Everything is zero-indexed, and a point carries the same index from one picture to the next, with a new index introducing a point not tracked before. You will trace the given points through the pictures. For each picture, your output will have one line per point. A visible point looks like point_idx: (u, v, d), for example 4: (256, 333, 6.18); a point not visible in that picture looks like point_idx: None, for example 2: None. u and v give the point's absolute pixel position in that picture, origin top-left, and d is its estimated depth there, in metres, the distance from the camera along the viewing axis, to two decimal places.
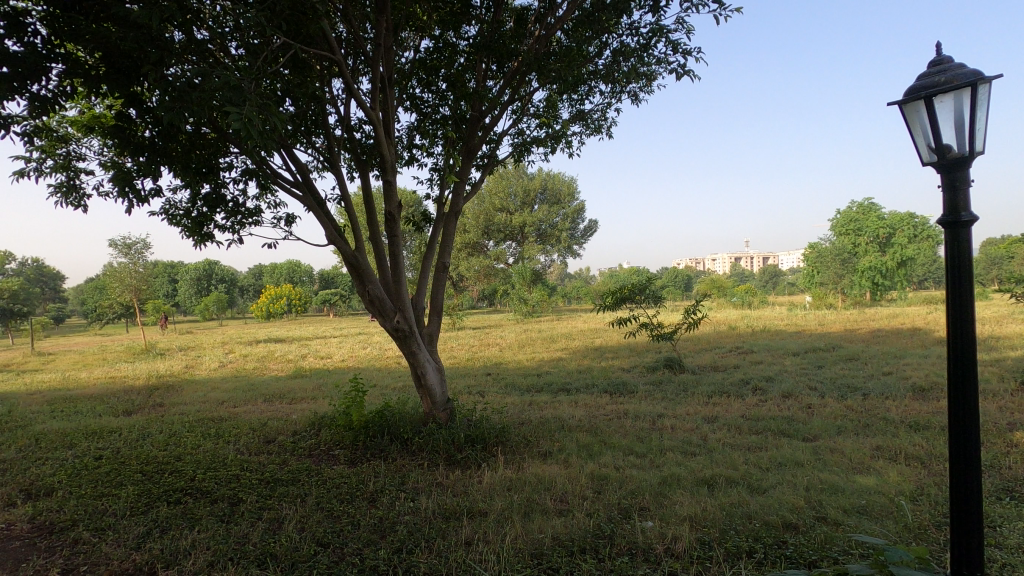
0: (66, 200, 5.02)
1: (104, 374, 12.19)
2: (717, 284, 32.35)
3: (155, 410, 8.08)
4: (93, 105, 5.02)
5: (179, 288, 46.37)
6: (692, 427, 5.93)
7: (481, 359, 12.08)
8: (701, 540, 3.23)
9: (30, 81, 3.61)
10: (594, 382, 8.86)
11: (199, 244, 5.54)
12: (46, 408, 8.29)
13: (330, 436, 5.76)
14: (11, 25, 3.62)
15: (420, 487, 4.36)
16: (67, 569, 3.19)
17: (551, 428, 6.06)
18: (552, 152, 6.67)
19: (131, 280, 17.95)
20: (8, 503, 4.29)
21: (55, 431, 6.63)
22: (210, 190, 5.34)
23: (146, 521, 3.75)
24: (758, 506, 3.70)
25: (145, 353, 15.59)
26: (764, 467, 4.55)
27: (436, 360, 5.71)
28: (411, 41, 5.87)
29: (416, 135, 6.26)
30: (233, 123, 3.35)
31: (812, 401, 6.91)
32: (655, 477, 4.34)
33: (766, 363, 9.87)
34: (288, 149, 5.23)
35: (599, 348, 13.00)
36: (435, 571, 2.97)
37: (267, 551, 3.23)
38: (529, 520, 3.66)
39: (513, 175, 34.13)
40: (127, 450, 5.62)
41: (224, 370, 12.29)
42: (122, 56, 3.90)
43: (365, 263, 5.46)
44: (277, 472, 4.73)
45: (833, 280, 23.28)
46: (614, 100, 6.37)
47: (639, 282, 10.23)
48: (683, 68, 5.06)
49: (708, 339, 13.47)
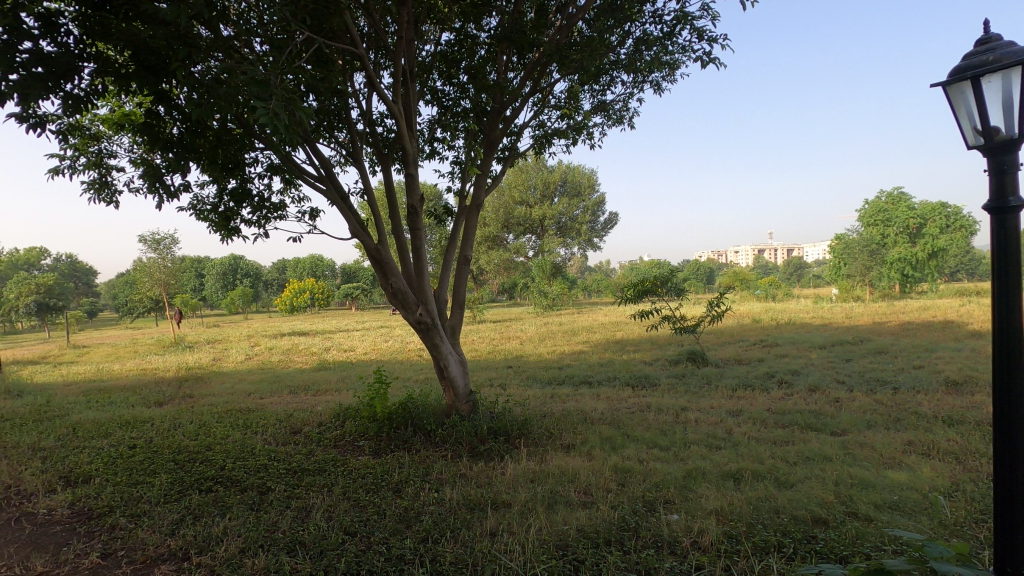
0: (99, 196, 5.18)
1: (136, 366, 12.54)
2: (740, 276, 31.72)
3: (185, 401, 8.30)
4: (123, 104, 5.15)
5: (207, 282, 47.48)
6: (716, 421, 5.88)
7: (502, 352, 12.11)
8: (728, 534, 3.20)
9: (64, 80, 3.71)
10: (616, 375, 8.80)
11: (226, 239, 5.65)
12: (82, 398, 8.57)
13: (355, 427, 5.83)
14: (45, 26, 3.71)
15: (444, 478, 4.39)
16: (106, 553, 3.31)
17: (574, 420, 6.07)
18: (573, 144, 6.64)
19: (160, 275, 18.44)
20: (48, 490, 4.45)
21: (91, 420, 6.86)
22: (236, 185, 5.42)
23: (179, 508, 3.84)
24: (787, 500, 3.64)
25: (174, 346, 16.00)
26: (791, 461, 4.49)
27: (459, 352, 5.73)
28: (432, 34, 5.89)
29: (437, 127, 6.26)
30: (261, 118, 3.38)
31: (840, 394, 6.78)
32: (680, 470, 4.31)
33: (792, 356, 9.71)
34: (311, 144, 5.27)
35: (621, 341, 12.98)
36: (460, 560, 2.99)
37: (296, 539, 3.29)
38: (554, 511, 3.67)
39: (532, 168, 34.11)
40: (160, 439, 5.78)
41: (251, 362, 12.54)
42: (151, 54, 3.95)
43: (388, 257, 5.48)
44: (304, 462, 4.81)
45: (861, 272, 22.21)
46: (637, 90, 6.31)
47: (662, 274, 10.11)
48: (709, 55, 4.96)
49: (732, 332, 13.29)
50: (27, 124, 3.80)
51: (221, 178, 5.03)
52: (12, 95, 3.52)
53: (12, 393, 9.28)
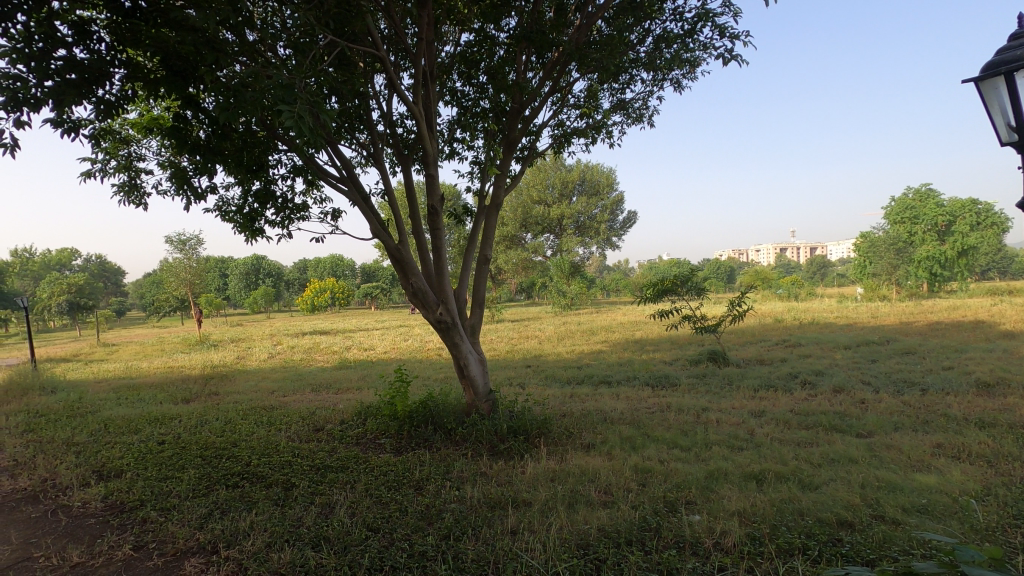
0: (129, 199, 5.32)
1: (163, 363, 12.86)
2: (762, 275, 31.22)
3: (210, 398, 8.48)
4: (151, 108, 5.28)
5: (230, 282, 48.40)
6: (738, 421, 5.81)
7: (521, 351, 12.12)
8: (751, 535, 3.17)
9: (96, 86, 3.83)
10: (636, 375, 8.77)
11: (250, 239, 5.76)
12: (112, 395, 8.82)
13: (376, 425, 5.90)
14: (78, 34, 3.83)
15: (465, 476, 4.42)
16: (138, 545, 3.41)
17: (593, 420, 6.05)
18: (592, 143, 6.62)
19: (186, 275, 18.86)
20: (83, 483, 4.59)
21: (121, 417, 7.05)
22: (261, 186, 5.52)
23: (207, 503, 3.94)
24: (811, 503, 3.59)
25: (200, 344, 16.34)
26: (815, 463, 4.43)
27: (478, 351, 5.75)
28: (452, 35, 5.92)
29: (456, 128, 6.30)
30: (287, 122, 3.45)
31: (866, 395, 6.67)
32: (701, 471, 4.28)
33: (816, 356, 9.56)
34: (333, 145, 5.35)
35: (640, 340, 12.91)
36: (481, 558, 3.02)
37: (321, 534, 3.35)
38: (574, 511, 3.67)
39: (550, 167, 34.05)
40: (187, 435, 5.93)
41: (275, 361, 12.76)
42: (179, 59, 4.05)
43: (408, 256, 5.54)
44: (327, 459, 4.89)
45: (887, 271, 21.67)
46: (656, 88, 6.27)
47: (682, 274, 10.02)
48: (731, 52, 4.90)
49: (754, 332, 13.11)
50: (62, 129, 3.93)
51: (246, 180, 5.13)
52: (48, 101, 3.65)
53: (47, 390, 9.60)
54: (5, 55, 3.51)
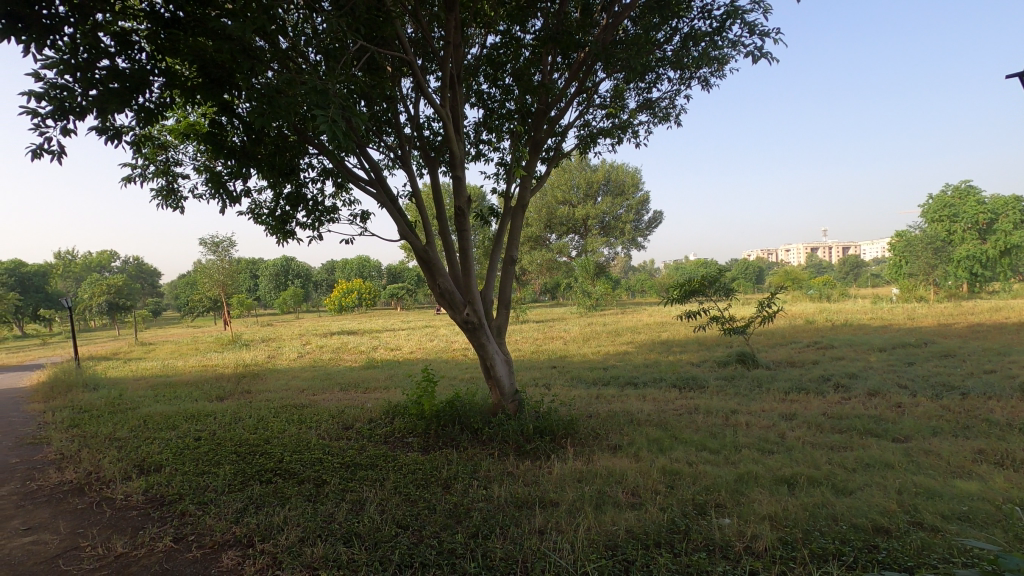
0: (166, 202, 5.51)
1: (198, 362, 13.23)
2: (793, 275, 30.61)
3: (243, 396, 8.71)
4: (188, 114, 5.46)
5: (261, 283, 49.51)
6: (768, 424, 5.71)
7: (546, 352, 12.13)
8: (783, 540, 3.12)
9: (137, 94, 3.98)
10: (662, 376, 8.69)
11: (282, 241, 5.91)
12: (150, 392, 9.13)
13: (403, 423, 5.98)
14: (121, 44, 3.99)
15: (492, 476, 4.45)
16: (177, 537, 3.53)
17: (620, 421, 6.02)
18: (618, 143, 6.60)
19: (219, 276, 19.37)
20: (125, 477, 4.76)
21: (159, 413, 7.29)
22: (292, 190, 5.66)
23: (243, 497, 4.05)
24: (845, 508, 3.52)
25: (232, 344, 16.77)
26: (849, 468, 4.33)
27: (504, 352, 5.79)
28: (478, 37, 5.96)
29: (482, 129, 6.35)
30: (321, 126, 3.52)
31: (902, 399, 6.48)
32: (731, 474, 4.23)
33: (849, 358, 9.33)
34: (362, 149, 5.44)
35: (667, 341, 12.78)
36: (510, 556, 3.04)
37: (352, 531, 3.42)
38: (602, 511, 3.67)
39: (575, 167, 33.94)
40: (222, 432, 6.10)
41: (304, 360, 13.00)
42: (216, 67, 4.17)
43: (435, 257, 5.59)
44: (357, 457, 4.98)
45: (924, 271, 21.00)
46: (683, 87, 6.22)
47: (709, 274, 9.86)
48: (761, 50, 4.83)
49: (784, 333, 12.86)
50: (105, 137, 4.10)
51: (278, 183, 5.26)
52: (92, 110, 3.82)
53: (90, 386, 9.98)
54: (54, 66, 3.67)
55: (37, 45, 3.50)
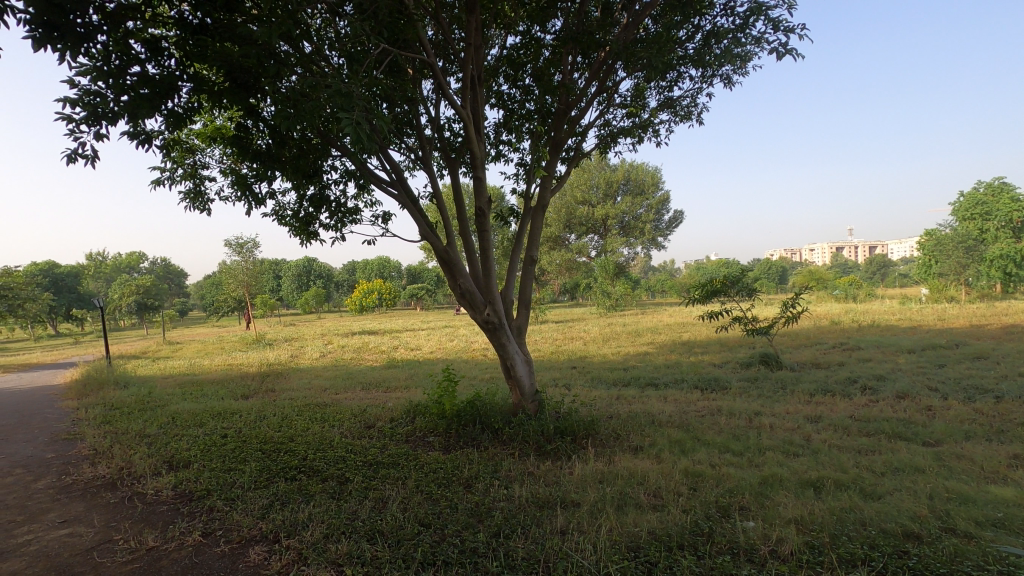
0: (194, 205, 5.64)
1: (224, 361, 13.51)
2: (818, 275, 30.01)
3: (268, 394, 8.87)
4: (215, 118, 5.58)
5: (284, 284, 50.34)
6: (793, 427, 5.62)
7: (566, 352, 12.12)
8: (810, 544, 3.07)
9: (166, 99, 4.09)
10: (684, 377, 8.60)
11: (305, 242, 6.00)
12: (178, 390, 9.35)
13: (425, 423, 6.01)
14: (151, 50, 4.10)
15: (513, 476, 4.46)
16: (206, 532, 3.61)
17: (641, 422, 5.97)
18: (639, 142, 6.56)
19: (243, 277, 19.74)
20: (155, 472, 4.89)
21: (187, 411, 7.46)
22: (316, 192, 5.74)
23: (268, 494, 4.12)
24: (874, 512, 3.45)
25: (256, 343, 17.09)
26: (878, 472, 4.24)
27: (524, 352, 5.79)
28: (498, 38, 5.98)
29: (502, 130, 6.37)
30: (346, 128, 3.58)
31: (933, 402, 6.31)
32: (755, 476, 4.17)
33: (877, 360, 9.12)
34: (384, 150, 5.49)
35: (688, 342, 12.65)
36: (532, 556, 3.04)
37: (375, 528, 3.46)
38: (623, 512, 3.65)
39: (595, 167, 33.81)
40: (248, 429, 6.22)
41: (326, 360, 13.17)
42: (242, 71, 4.26)
43: (456, 258, 5.61)
44: (379, 456, 5.02)
45: (956, 271, 20.45)
46: (706, 85, 6.15)
47: (731, 274, 9.73)
48: (785, 46, 4.75)
49: (809, 334, 12.64)
50: (136, 141, 4.21)
51: (302, 185, 5.34)
52: (124, 115, 3.93)
53: (120, 384, 10.27)
54: (87, 73, 3.79)
55: (71, 53, 3.62)
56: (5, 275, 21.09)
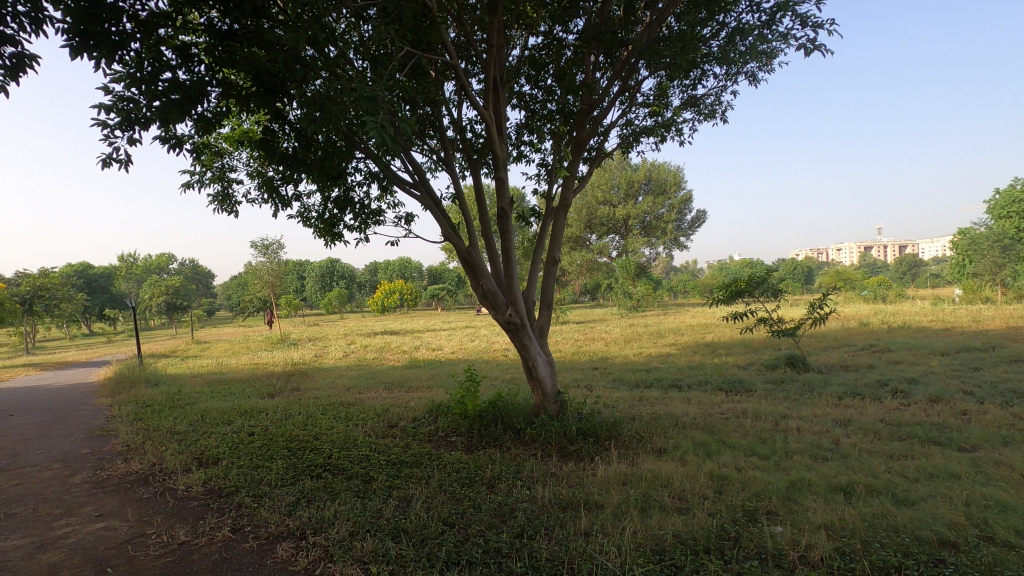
0: (222, 207, 5.76)
1: (249, 360, 13.77)
2: (845, 275, 29.35)
3: (293, 393, 9.01)
4: (242, 122, 5.69)
5: (307, 284, 51.14)
6: (821, 430, 5.51)
7: (587, 353, 12.06)
8: (840, 550, 3.01)
9: (196, 104, 4.18)
10: (707, 379, 8.48)
11: (330, 243, 6.08)
12: (206, 388, 9.56)
13: (447, 423, 6.05)
14: (182, 57, 4.20)
15: (535, 476, 4.46)
16: (235, 527, 3.69)
17: (664, 424, 5.91)
18: (662, 141, 6.50)
19: (268, 277, 20.09)
20: (185, 469, 5.00)
21: (215, 409, 7.61)
22: (340, 194, 5.82)
23: (294, 491, 4.19)
24: (907, 519, 3.36)
25: (281, 343, 17.38)
26: (911, 477, 4.13)
27: (547, 352, 5.78)
28: (520, 39, 5.98)
29: (524, 131, 6.37)
30: (371, 131, 3.62)
31: (968, 406, 6.12)
32: (782, 480, 4.10)
33: (908, 362, 8.88)
34: (407, 152, 5.53)
35: (712, 343, 12.49)
36: (556, 557, 3.04)
37: (400, 526, 3.48)
38: (648, 515, 3.62)
39: (616, 167, 33.64)
40: (274, 427, 6.33)
41: (349, 359, 13.35)
42: (269, 76, 4.32)
43: (479, 259, 5.62)
44: (402, 455, 5.06)
45: (991, 271, 19.90)
46: (730, 83, 6.08)
47: (756, 274, 9.57)
48: (813, 42, 4.66)
49: (836, 335, 12.35)
50: (168, 146, 4.33)
51: (327, 187, 5.42)
52: (156, 120, 4.03)
53: (151, 381, 10.54)
54: (121, 80, 3.91)
55: (106, 61, 3.73)
56: (42, 275, 21.80)
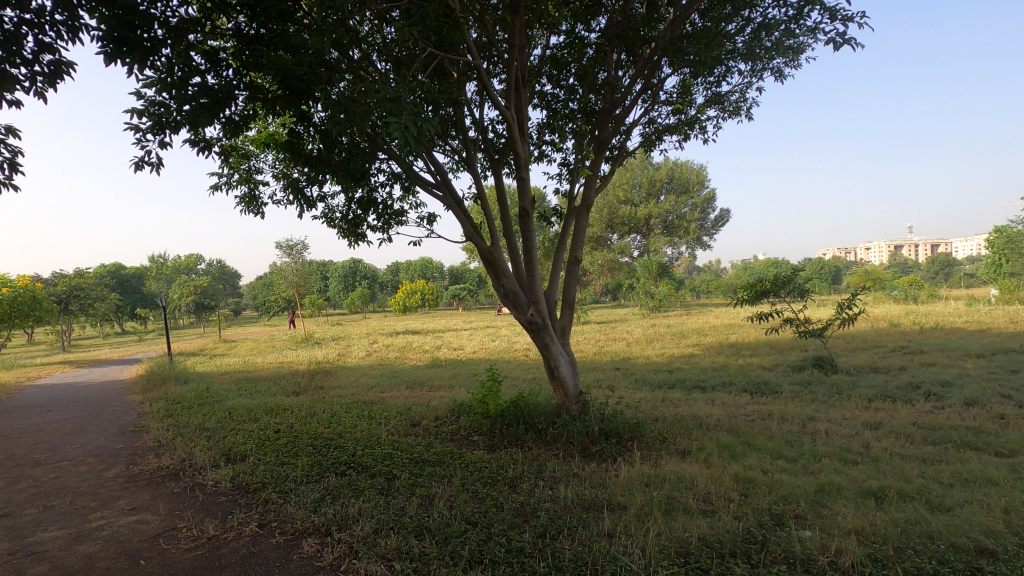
0: (248, 209, 5.87)
1: (274, 359, 14.01)
2: (875, 275, 28.62)
3: (317, 392, 9.14)
4: (268, 125, 5.80)
5: (331, 284, 51.88)
6: (850, 433, 5.38)
7: (609, 353, 11.99)
8: (872, 556, 2.94)
9: (223, 107, 4.26)
10: (732, 381, 8.34)
11: (353, 244, 6.16)
12: (234, 386, 9.76)
13: (469, 422, 6.06)
14: (210, 61, 4.29)
15: (557, 477, 4.45)
16: (262, 522, 3.76)
17: (688, 426, 5.84)
18: (685, 139, 6.42)
19: (292, 278, 20.44)
20: (214, 464, 5.11)
21: (242, 406, 7.77)
22: (364, 194, 5.88)
23: (320, 488, 4.25)
24: (942, 526, 3.26)
25: (305, 342, 17.65)
26: (945, 483, 4.01)
27: (569, 352, 5.76)
28: (542, 38, 5.97)
29: (546, 130, 6.36)
30: (394, 132, 3.64)
31: (1006, 410, 5.91)
32: (811, 484, 4.02)
33: (941, 365, 8.62)
34: (429, 152, 5.56)
35: (736, 344, 12.31)
36: (579, 558, 3.02)
37: (423, 525, 3.51)
38: (672, 517, 3.58)
39: (637, 166, 33.41)
40: (299, 425, 6.44)
41: (371, 358, 13.49)
42: (295, 79, 4.39)
43: (500, 258, 5.62)
44: (425, 453, 5.10)
45: None
46: (755, 79, 5.98)
47: (782, 274, 9.40)
48: (842, 36, 4.55)
49: (866, 337, 12.04)
50: (197, 149, 4.43)
51: (350, 188, 5.48)
52: (185, 124, 4.13)
53: (180, 379, 10.80)
54: (152, 84, 4.01)
55: (138, 66, 3.83)
56: (77, 276, 22.55)
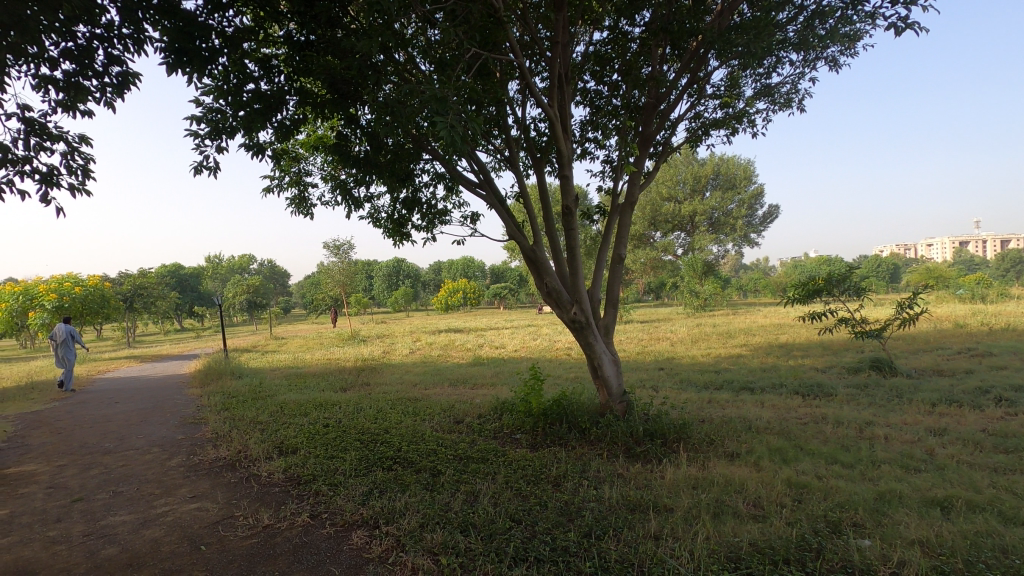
0: (298, 210, 6.07)
1: (322, 355, 14.43)
2: (937, 274, 27.05)
3: (364, 388, 9.37)
4: (316, 129, 5.97)
5: (376, 283, 53.05)
6: (912, 439, 5.10)
7: (652, 353, 11.77)
8: (938, 568, 2.78)
9: (275, 112, 4.42)
10: (782, 382, 8.05)
11: (398, 243, 6.28)
12: (285, 382, 10.10)
13: (512, 420, 6.07)
14: (264, 68, 4.47)
15: (602, 476, 4.41)
16: (314, 514, 3.88)
17: (737, 428, 5.68)
18: (733, 134, 6.24)
19: (339, 277, 20.99)
20: (268, 456, 5.31)
21: (293, 401, 8.03)
22: (408, 194, 5.98)
23: (367, 481, 4.36)
24: (1017, 539, 3.06)
25: (351, 339, 18.10)
26: (1019, 494, 3.75)
27: (612, 352, 5.70)
28: (585, 35, 5.92)
29: (589, 128, 6.30)
30: (440, 132, 3.69)
31: None
32: (869, 491, 3.84)
33: (1013, 368, 8.08)
34: (472, 151, 5.61)
35: (786, 344, 11.88)
36: (625, 559, 2.98)
37: (468, 520, 3.54)
38: (721, 521, 3.49)
39: (681, 163, 32.71)
40: (347, 420, 6.61)
41: (415, 356, 13.70)
42: (343, 82, 4.50)
43: (543, 257, 5.60)
44: (468, 450, 5.15)
45: None
46: (808, 70, 5.75)
47: (836, 272, 9.00)
48: (904, 21, 4.31)
49: (928, 338, 11.38)
50: (252, 153, 4.61)
51: (395, 188, 5.59)
52: (239, 128, 4.30)
53: (235, 374, 11.25)
54: (210, 92, 4.21)
55: (197, 75, 4.03)
56: (141, 276, 23.84)
